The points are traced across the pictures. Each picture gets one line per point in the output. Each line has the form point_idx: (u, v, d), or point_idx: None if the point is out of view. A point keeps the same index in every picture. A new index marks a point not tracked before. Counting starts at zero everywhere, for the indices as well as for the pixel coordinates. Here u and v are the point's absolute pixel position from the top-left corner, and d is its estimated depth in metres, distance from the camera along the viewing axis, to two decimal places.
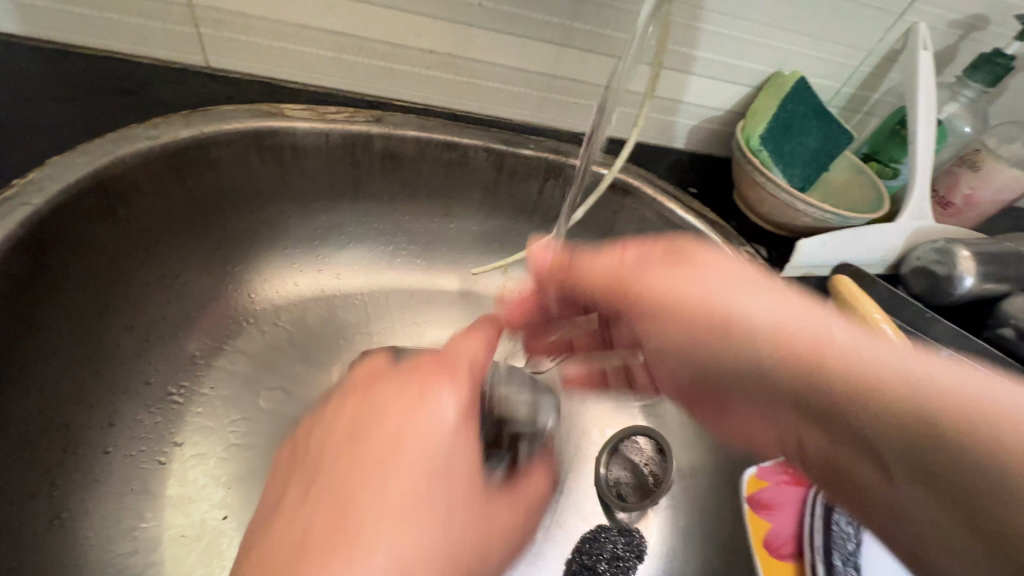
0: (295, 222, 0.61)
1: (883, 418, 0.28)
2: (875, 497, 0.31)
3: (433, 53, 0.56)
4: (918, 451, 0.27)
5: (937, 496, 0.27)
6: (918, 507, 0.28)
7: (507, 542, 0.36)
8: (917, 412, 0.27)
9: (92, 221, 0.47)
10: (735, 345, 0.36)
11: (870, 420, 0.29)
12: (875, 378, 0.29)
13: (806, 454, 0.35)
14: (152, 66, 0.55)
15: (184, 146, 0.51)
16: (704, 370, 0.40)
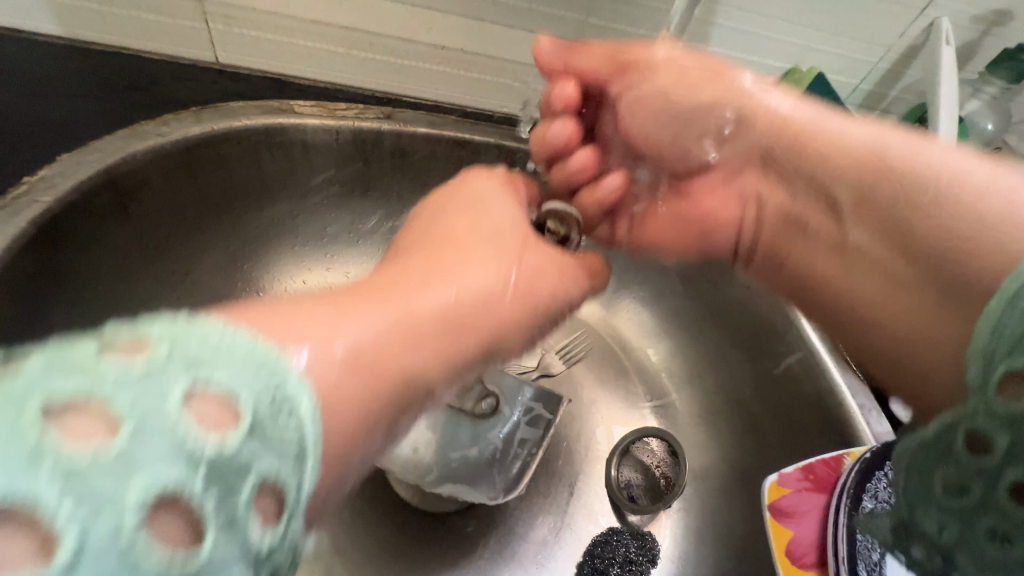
0: (304, 219, 0.60)
1: (824, 167, 0.41)
2: (825, 235, 0.42)
3: (444, 48, 0.55)
4: (863, 178, 0.39)
5: (881, 236, 0.38)
6: (864, 239, 0.40)
7: (539, 331, 0.41)
8: (828, 147, 0.41)
9: (103, 219, 0.47)
10: (716, 88, 0.46)
11: (825, 169, 0.41)
12: (819, 147, 0.42)
13: (763, 201, 0.47)
14: (160, 62, 0.54)
15: (195, 144, 0.51)
16: (681, 130, 0.49)
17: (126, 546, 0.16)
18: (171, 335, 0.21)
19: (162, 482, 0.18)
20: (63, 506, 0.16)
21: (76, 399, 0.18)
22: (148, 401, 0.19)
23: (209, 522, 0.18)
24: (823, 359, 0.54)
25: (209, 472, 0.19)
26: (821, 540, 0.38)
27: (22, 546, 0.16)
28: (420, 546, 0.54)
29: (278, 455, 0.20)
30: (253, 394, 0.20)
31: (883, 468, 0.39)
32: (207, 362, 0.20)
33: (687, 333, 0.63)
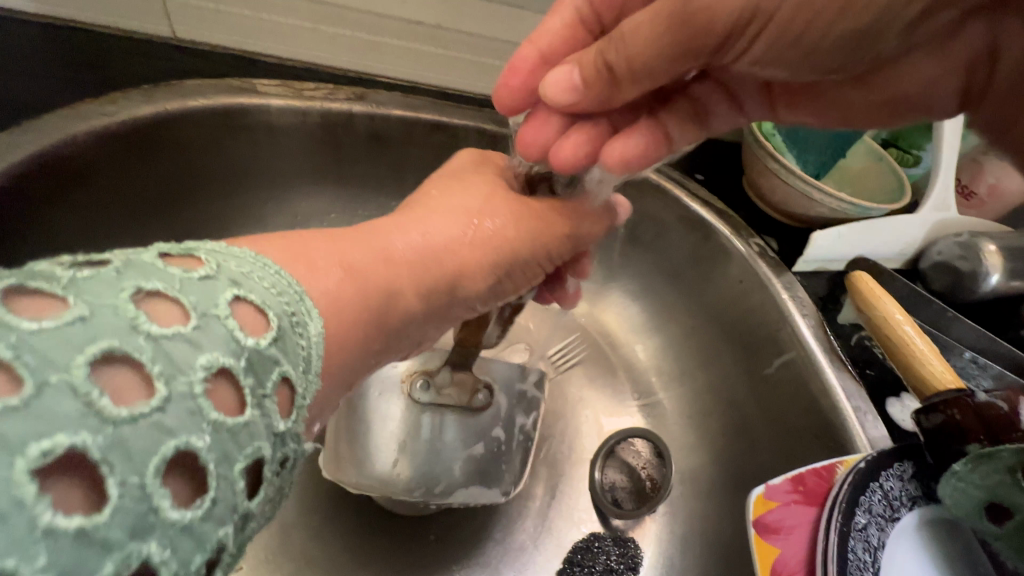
0: (274, 207, 0.56)
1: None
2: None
3: (419, 24, 0.52)
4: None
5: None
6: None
7: (516, 285, 0.42)
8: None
9: (42, 205, 0.44)
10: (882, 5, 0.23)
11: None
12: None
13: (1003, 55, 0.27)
14: (114, 37, 0.51)
15: (146, 124, 0.47)
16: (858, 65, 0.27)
17: (197, 398, 0.19)
18: (217, 260, 0.23)
19: (222, 359, 0.20)
20: (153, 364, 0.18)
21: (149, 289, 0.20)
22: (205, 298, 0.21)
23: (253, 400, 0.21)
24: (817, 357, 0.49)
25: (249, 362, 0.21)
26: (808, 557, 0.35)
27: (130, 387, 0.17)
28: (392, 553, 0.51)
29: (292, 360, 0.23)
30: (276, 312, 0.23)
31: (877, 480, 0.37)
32: (246, 281, 0.23)
33: (677, 329, 0.60)
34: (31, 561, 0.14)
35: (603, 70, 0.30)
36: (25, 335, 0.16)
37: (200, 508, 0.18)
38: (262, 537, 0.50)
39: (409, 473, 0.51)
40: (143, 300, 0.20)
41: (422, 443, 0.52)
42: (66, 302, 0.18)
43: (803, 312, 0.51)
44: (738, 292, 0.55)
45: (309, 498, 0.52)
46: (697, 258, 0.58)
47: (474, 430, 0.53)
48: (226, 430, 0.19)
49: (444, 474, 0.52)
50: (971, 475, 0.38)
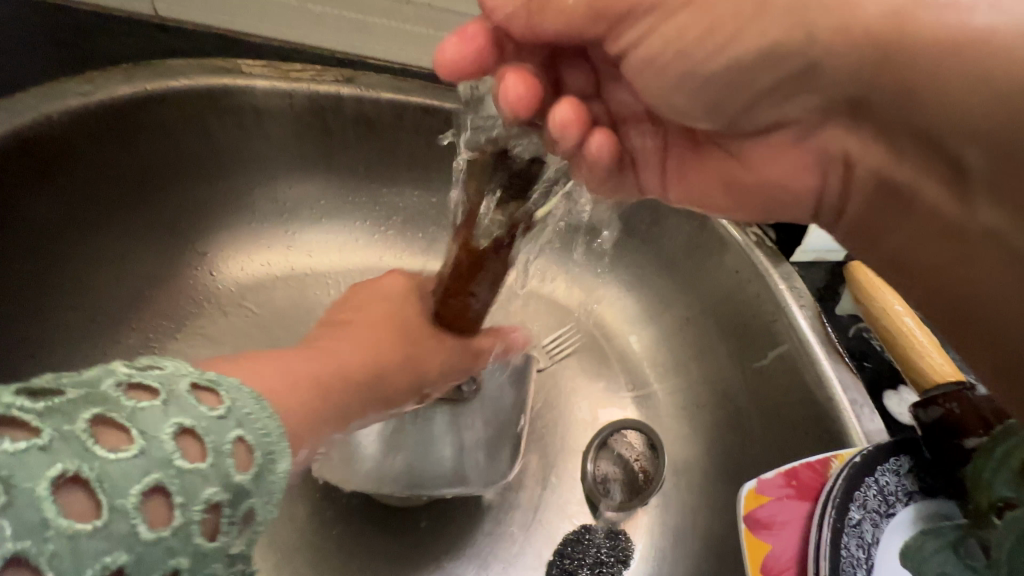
0: (260, 193, 0.55)
1: (941, 101, 0.25)
2: (937, 214, 0.29)
3: (410, 3, 0.50)
4: (1012, 133, 0.24)
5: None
6: (1005, 222, 0.26)
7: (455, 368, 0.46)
8: (973, 71, 0.24)
9: (17, 187, 0.43)
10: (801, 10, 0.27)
11: (947, 121, 0.25)
12: (967, 55, 0.24)
13: (854, 164, 0.32)
14: (91, 13, 0.48)
15: (125, 104, 0.46)
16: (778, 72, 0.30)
17: (182, 530, 0.21)
18: (236, 397, 0.25)
19: (215, 495, 0.22)
20: (175, 493, 0.21)
21: (185, 426, 0.23)
22: (219, 434, 0.23)
23: (229, 530, 0.23)
24: (814, 349, 0.48)
25: (233, 499, 0.23)
26: (799, 554, 0.35)
27: (159, 513, 0.21)
28: (381, 544, 0.51)
29: (264, 496, 0.24)
30: (266, 451, 0.25)
31: (873, 474, 0.36)
32: (252, 421, 0.25)
33: (673, 321, 0.59)
34: None
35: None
36: (101, 465, 0.20)
37: None
38: None
39: (415, 467, 0.50)
40: (180, 435, 0.22)
41: (422, 438, 0.51)
42: (124, 435, 0.21)
43: (800, 303, 0.50)
44: (734, 282, 0.54)
45: (296, 489, 0.51)
46: (692, 248, 0.56)
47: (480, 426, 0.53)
48: (199, 554, 0.22)
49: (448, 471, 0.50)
50: (920, 548, 0.36)
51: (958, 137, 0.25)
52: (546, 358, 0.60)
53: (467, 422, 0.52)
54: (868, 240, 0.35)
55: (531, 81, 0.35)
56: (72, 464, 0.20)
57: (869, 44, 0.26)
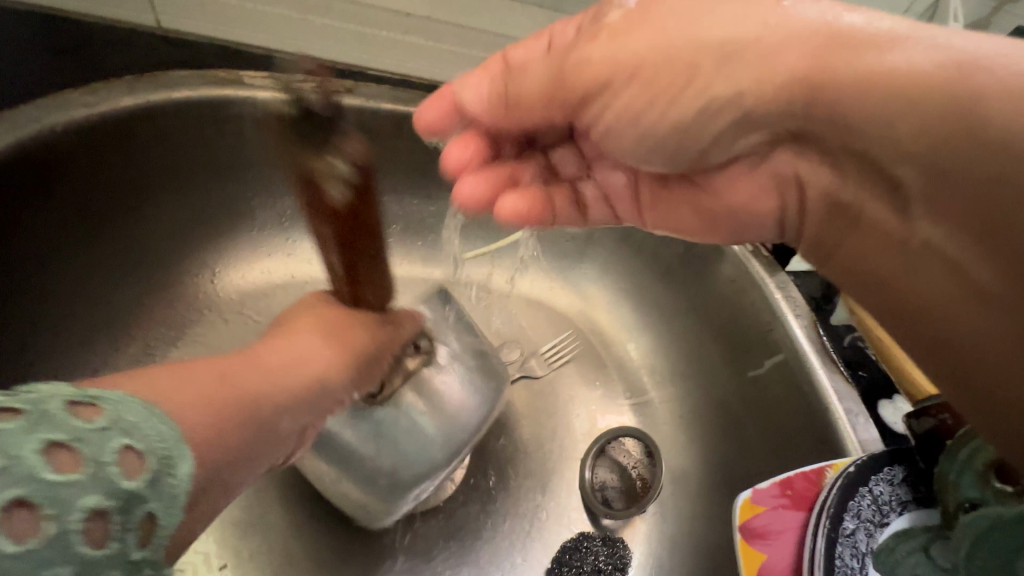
0: (260, 202, 0.55)
1: (873, 127, 0.27)
2: (882, 226, 0.30)
3: (409, 15, 0.50)
4: (941, 154, 0.25)
5: (966, 228, 0.26)
6: (945, 236, 0.27)
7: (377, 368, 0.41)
8: (889, 105, 0.26)
9: (18, 198, 0.43)
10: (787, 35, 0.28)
11: (883, 146, 0.27)
12: (889, 85, 0.26)
13: (806, 187, 0.33)
14: (96, 23, 0.49)
15: (128, 114, 0.47)
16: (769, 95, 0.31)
17: (59, 549, 0.20)
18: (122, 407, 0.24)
19: (98, 507, 0.21)
20: (46, 507, 0.20)
21: (55, 440, 0.21)
22: (96, 446, 0.22)
23: (123, 540, 0.22)
24: (810, 358, 0.49)
25: (123, 511, 0.22)
26: (795, 564, 0.35)
27: (28, 528, 0.20)
28: (379, 552, 0.51)
29: (163, 504, 0.23)
30: (159, 455, 0.24)
31: (867, 484, 0.36)
32: (140, 428, 0.24)
33: (669, 329, 0.59)
34: None
35: (503, 66, 0.34)
36: None
37: None
38: (249, 531, 0.50)
39: (399, 473, 0.44)
40: (49, 449, 0.21)
41: (384, 435, 0.44)
42: None
43: (796, 312, 0.51)
44: (730, 291, 0.54)
45: (294, 496, 0.52)
46: (689, 257, 0.57)
47: (441, 392, 0.45)
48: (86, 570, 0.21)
49: (436, 455, 0.45)
50: (893, 553, 0.35)
51: (890, 156, 0.27)
52: (543, 366, 0.60)
53: (433, 391, 0.45)
54: (823, 255, 0.35)
55: (480, 148, 0.38)
56: None
57: (800, 70, 0.27)
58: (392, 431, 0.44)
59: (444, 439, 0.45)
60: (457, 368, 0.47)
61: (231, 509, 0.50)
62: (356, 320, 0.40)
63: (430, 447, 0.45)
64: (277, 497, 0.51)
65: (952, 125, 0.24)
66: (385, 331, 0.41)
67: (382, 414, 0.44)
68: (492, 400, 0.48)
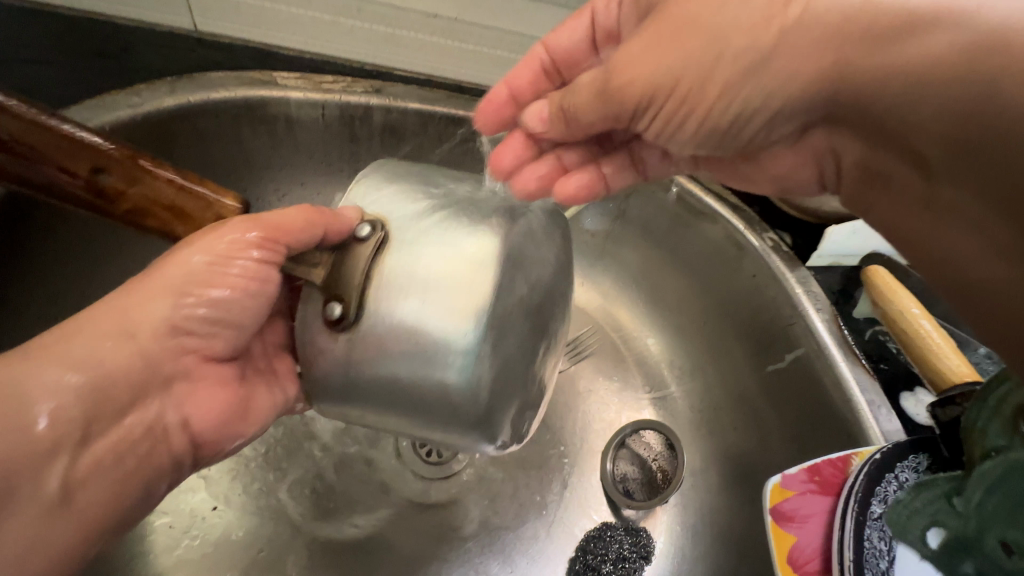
0: (290, 200, 0.58)
1: (892, 99, 0.25)
2: (911, 193, 0.28)
3: (437, 17, 0.51)
4: (968, 123, 0.23)
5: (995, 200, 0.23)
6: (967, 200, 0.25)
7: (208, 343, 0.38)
8: (907, 79, 0.24)
9: None
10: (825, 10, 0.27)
11: (910, 121, 0.25)
12: (913, 67, 0.24)
13: (841, 157, 0.31)
14: (134, 28, 0.51)
15: (169, 116, 0.48)
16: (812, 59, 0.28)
17: None
18: None
19: None
20: None
21: None
22: None
23: None
24: (830, 351, 0.49)
25: None
26: (824, 546, 0.36)
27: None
28: (408, 536, 0.52)
29: None
30: None
31: (893, 470, 0.37)
32: None
33: (688, 323, 0.60)
34: None
35: (563, 116, 0.37)
36: None
37: None
38: (283, 516, 0.52)
39: (492, 383, 0.34)
40: None
41: (376, 356, 0.33)
42: None
43: (817, 306, 0.51)
44: (750, 286, 0.55)
45: (324, 484, 0.53)
46: (709, 252, 0.57)
47: (461, 273, 0.33)
48: None
49: (526, 315, 0.35)
50: (914, 501, 0.36)
51: (908, 135, 0.26)
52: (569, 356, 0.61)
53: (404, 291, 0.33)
54: (861, 215, 0.33)
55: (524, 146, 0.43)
56: None
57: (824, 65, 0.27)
58: (461, 337, 0.33)
59: (519, 309, 0.35)
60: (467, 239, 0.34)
61: (265, 494, 0.52)
62: (176, 262, 0.35)
63: (508, 334, 0.34)
64: (308, 484, 0.53)
65: (976, 105, 0.22)
66: (251, 245, 0.36)
67: (422, 322, 0.33)
68: (546, 256, 0.37)
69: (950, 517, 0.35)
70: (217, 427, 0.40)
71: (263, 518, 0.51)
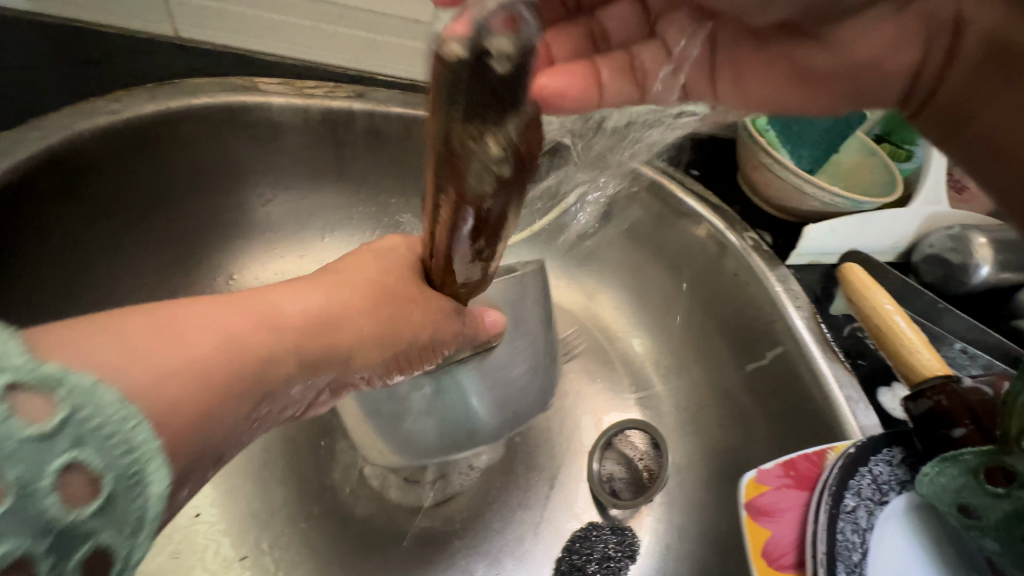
0: (273, 204, 0.57)
1: None
2: None
3: (419, 22, 0.52)
4: None
5: None
6: None
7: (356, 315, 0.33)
8: None
9: (49, 202, 0.45)
10: None
11: None
12: None
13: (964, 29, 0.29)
14: (116, 36, 0.51)
15: (150, 123, 0.48)
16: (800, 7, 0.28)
17: (33, 501, 0.17)
18: (80, 398, 0.19)
19: (91, 460, 0.18)
20: (97, 467, 0.18)
21: (71, 457, 0.18)
22: (30, 468, 0.17)
23: (103, 510, 0.18)
24: (809, 348, 0.50)
25: (53, 544, 0.18)
26: (799, 539, 0.35)
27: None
28: (393, 541, 0.52)
29: (101, 449, 0.19)
30: (116, 473, 0.19)
31: (867, 464, 0.37)
32: (83, 437, 0.18)
33: (673, 322, 0.61)
34: (67, 516, 0.18)
35: None
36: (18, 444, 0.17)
37: (90, 509, 0.18)
38: (269, 522, 0.52)
39: (442, 451, 0.45)
40: (17, 402, 0.18)
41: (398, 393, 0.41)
42: (52, 405, 0.18)
43: (796, 304, 0.52)
44: (733, 285, 0.56)
45: (311, 489, 0.53)
46: (692, 252, 0.58)
47: (453, 392, 0.42)
48: (109, 515, 0.19)
49: (473, 436, 0.45)
50: (939, 476, 0.36)
51: None
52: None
53: (465, 380, 0.42)
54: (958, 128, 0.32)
55: None
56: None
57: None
58: (417, 435, 0.44)
59: (487, 427, 0.45)
60: (458, 373, 0.41)
61: (249, 500, 0.52)
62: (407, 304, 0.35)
63: (455, 438, 0.44)
64: (295, 490, 0.53)
65: None
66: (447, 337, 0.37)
67: (396, 411, 0.42)
68: (523, 390, 0.45)
69: (981, 496, 0.34)
70: (304, 409, 0.35)
71: (248, 523, 0.51)
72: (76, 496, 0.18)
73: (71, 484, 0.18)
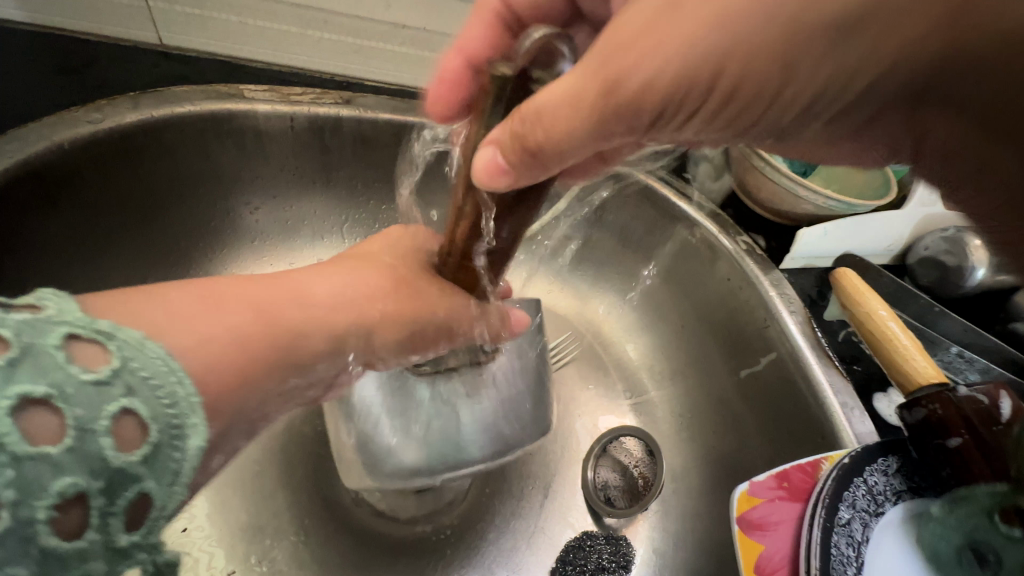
0: (261, 212, 0.57)
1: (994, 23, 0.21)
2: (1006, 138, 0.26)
3: (406, 27, 0.52)
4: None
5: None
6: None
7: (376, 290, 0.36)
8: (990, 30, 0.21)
9: (27, 213, 0.44)
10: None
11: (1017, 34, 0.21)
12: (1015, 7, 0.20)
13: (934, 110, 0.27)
14: (97, 42, 0.50)
15: (133, 130, 0.48)
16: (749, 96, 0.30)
17: (88, 441, 0.20)
18: (127, 352, 0.22)
19: (135, 408, 0.22)
20: (145, 414, 0.22)
21: (124, 407, 0.21)
22: (88, 412, 0.21)
23: (146, 455, 0.22)
24: (803, 354, 0.49)
25: (108, 483, 0.21)
26: (792, 553, 0.35)
27: (71, 524, 0.20)
28: (384, 554, 0.51)
29: (147, 398, 0.22)
30: (160, 423, 0.22)
31: (861, 475, 0.36)
32: (132, 388, 0.22)
33: (667, 327, 0.60)
34: (104, 462, 0.21)
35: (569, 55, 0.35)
36: (74, 387, 0.21)
37: (139, 454, 0.21)
38: (257, 536, 0.51)
39: (427, 467, 0.42)
40: (75, 353, 0.21)
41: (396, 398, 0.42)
42: (109, 356, 0.22)
43: (790, 308, 0.51)
44: (726, 290, 0.55)
45: (300, 502, 0.52)
46: (686, 256, 0.58)
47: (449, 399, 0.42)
48: (151, 461, 0.22)
49: (458, 453, 0.42)
50: (948, 517, 0.35)
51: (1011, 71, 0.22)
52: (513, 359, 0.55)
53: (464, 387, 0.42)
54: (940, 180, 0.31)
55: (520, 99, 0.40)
56: (52, 389, 0.20)
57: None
58: (399, 446, 0.42)
59: (478, 439, 0.43)
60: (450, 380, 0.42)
61: (237, 514, 0.51)
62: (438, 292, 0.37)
63: (443, 450, 0.42)
64: (283, 503, 0.52)
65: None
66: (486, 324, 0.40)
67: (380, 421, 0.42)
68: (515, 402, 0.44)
69: (993, 535, 0.33)
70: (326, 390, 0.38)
71: (236, 539, 0.50)
72: (127, 439, 0.21)
73: (123, 429, 0.21)
